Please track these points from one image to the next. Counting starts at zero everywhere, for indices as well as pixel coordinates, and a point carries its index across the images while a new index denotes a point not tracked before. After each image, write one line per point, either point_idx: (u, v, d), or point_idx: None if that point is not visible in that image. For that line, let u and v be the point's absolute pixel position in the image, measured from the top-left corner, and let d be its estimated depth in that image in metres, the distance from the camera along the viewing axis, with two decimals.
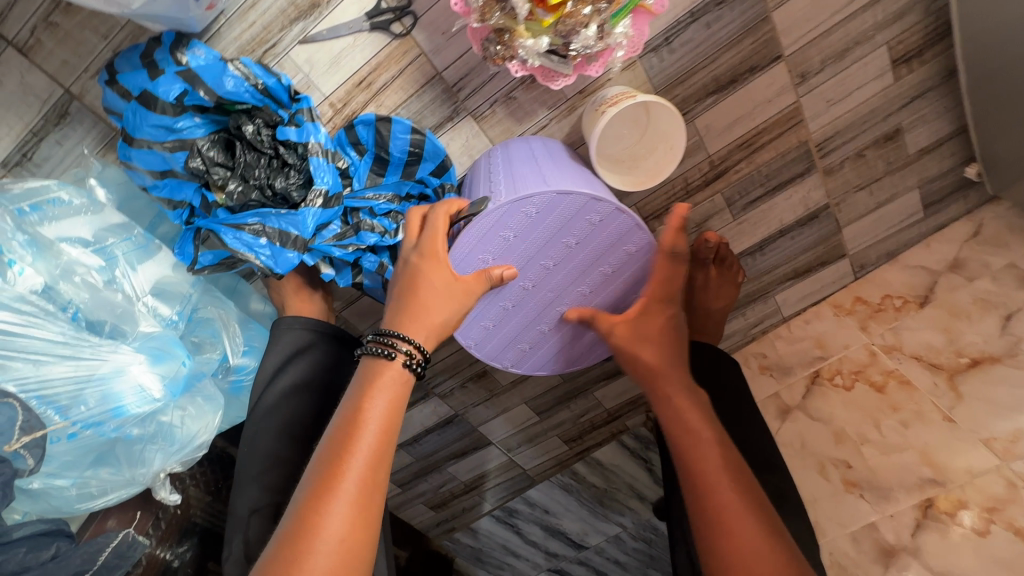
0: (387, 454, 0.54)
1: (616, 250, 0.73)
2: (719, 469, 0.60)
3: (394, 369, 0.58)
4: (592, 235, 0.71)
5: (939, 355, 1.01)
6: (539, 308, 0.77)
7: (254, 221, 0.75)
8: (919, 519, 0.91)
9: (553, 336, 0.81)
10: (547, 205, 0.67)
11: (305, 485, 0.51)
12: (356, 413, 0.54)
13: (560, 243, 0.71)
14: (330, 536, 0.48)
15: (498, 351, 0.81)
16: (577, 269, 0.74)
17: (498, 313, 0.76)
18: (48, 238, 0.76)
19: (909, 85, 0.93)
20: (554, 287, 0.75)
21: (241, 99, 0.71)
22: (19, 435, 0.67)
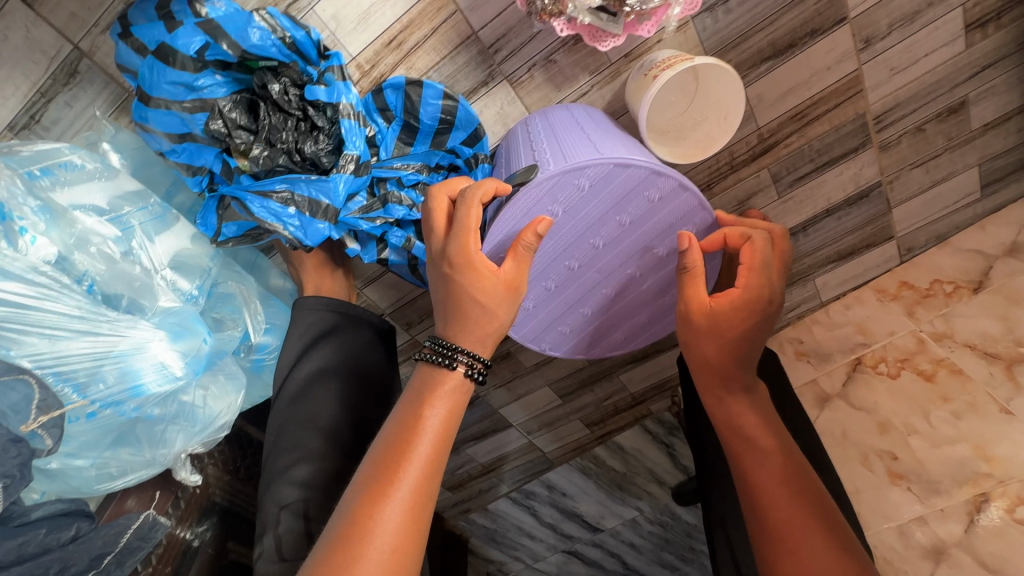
0: (441, 467, 0.50)
1: (672, 232, 0.68)
2: (777, 482, 0.61)
3: (454, 380, 0.53)
4: (649, 213, 0.65)
5: (995, 344, 0.96)
6: (584, 291, 0.73)
7: (282, 187, 0.69)
8: (971, 514, 0.88)
9: (596, 320, 0.77)
10: (603, 177, 0.61)
11: (357, 490, 0.47)
12: (416, 419, 0.51)
13: (613, 221, 0.65)
14: (381, 546, 0.45)
15: (536, 334, 0.76)
16: (629, 249, 0.69)
17: (541, 294, 0.71)
18: (61, 205, 0.71)
19: (981, 53, 0.86)
20: (603, 269, 0.70)
21: (267, 54, 0.65)
22: (36, 414, 0.62)
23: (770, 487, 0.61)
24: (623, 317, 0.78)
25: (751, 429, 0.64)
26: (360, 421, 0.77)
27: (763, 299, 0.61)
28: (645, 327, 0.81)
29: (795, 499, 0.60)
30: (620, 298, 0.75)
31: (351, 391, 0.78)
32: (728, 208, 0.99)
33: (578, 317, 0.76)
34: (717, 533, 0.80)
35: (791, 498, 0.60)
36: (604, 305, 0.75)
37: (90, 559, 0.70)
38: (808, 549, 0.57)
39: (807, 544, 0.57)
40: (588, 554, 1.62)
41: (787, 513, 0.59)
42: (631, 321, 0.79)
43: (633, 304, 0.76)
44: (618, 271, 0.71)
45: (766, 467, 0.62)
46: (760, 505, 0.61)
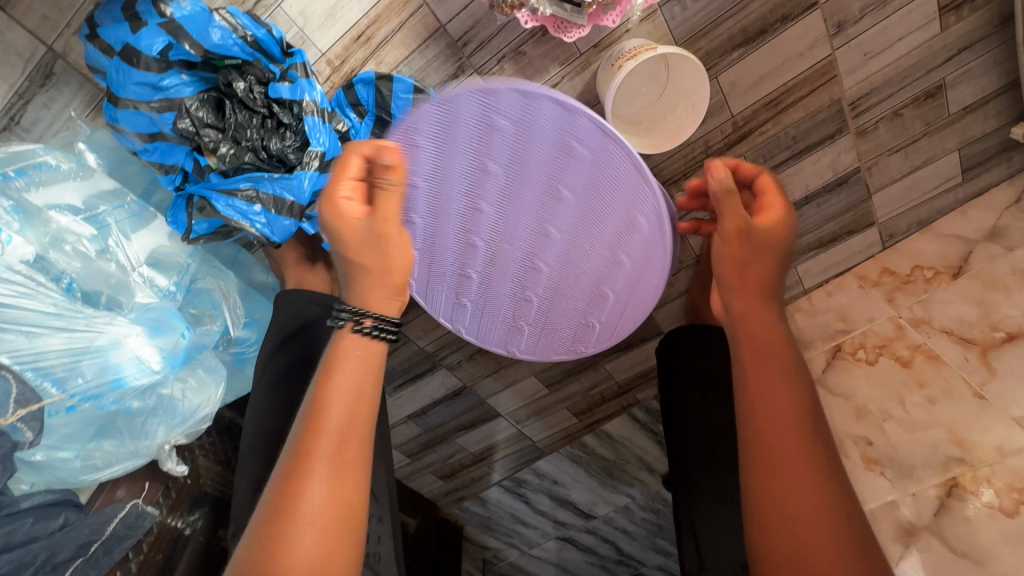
0: (358, 430, 0.50)
1: (546, 167, 0.60)
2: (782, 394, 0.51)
3: (349, 340, 0.53)
4: (505, 153, 0.59)
5: (972, 329, 0.97)
6: (507, 266, 0.72)
7: (246, 186, 0.71)
8: (943, 498, 0.89)
9: (545, 292, 0.74)
10: (441, 131, 0.58)
11: (278, 474, 0.48)
12: (322, 394, 0.50)
13: (482, 164, 0.61)
14: (310, 521, 0.46)
15: (485, 325, 0.81)
16: (519, 207, 0.65)
17: (466, 278, 0.74)
18: (35, 205, 0.73)
19: (956, 36, 0.85)
20: (506, 219, 0.66)
21: (229, 53, 0.66)
22: (14, 408, 0.64)
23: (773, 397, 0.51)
24: (576, 280, 0.72)
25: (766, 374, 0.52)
26: None
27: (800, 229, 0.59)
28: (615, 294, 0.73)
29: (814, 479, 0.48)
30: (551, 263, 0.71)
31: None
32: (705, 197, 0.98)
33: (522, 296, 0.76)
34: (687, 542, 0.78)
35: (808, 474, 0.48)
36: (543, 264, 0.71)
37: (76, 547, 0.72)
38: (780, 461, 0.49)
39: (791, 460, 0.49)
40: (582, 540, 1.66)
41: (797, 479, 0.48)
42: (597, 278, 0.72)
43: (574, 265, 0.70)
44: (525, 232, 0.67)
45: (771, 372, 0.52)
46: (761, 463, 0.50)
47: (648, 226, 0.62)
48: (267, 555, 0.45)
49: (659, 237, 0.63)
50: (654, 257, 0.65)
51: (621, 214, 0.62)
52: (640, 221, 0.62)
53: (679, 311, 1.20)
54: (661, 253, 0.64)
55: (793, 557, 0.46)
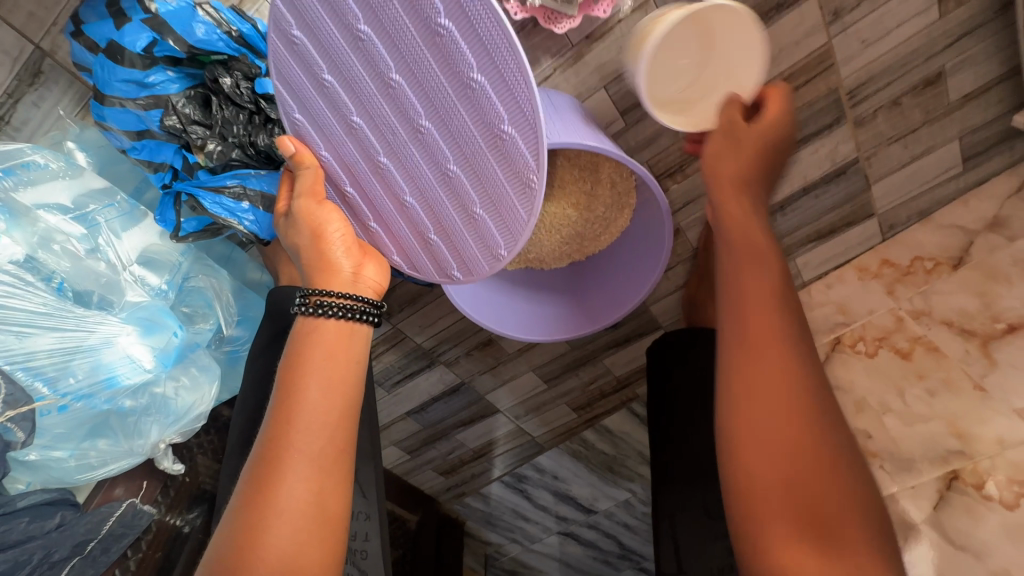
0: (327, 412, 0.56)
1: (341, 30, 0.52)
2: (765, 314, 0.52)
3: (331, 326, 0.60)
4: (320, 41, 0.54)
5: (972, 320, 0.96)
6: (416, 172, 0.60)
7: (234, 183, 0.70)
8: (942, 491, 0.89)
9: (464, 177, 0.57)
10: (293, 91, 0.59)
11: (253, 471, 0.54)
12: (293, 385, 0.56)
13: (329, 87, 0.57)
14: (287, 510, 0.52)
15: (466, 263, 0.66)
16: (367, 93, 0.56)
17: (411, 212, 0.64)
18: (24, 205, 0.72)
19: (956, 21, 0.83)
20: (385, 127, 0.58)
21: (214, 48, 0.66)
22: (4, 409, 0.64)
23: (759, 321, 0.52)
24: (460, 126, 0.54)
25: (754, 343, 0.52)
26: None
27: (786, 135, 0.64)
28: (510, 123, 0.51)
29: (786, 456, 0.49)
30: (439, 144, 0.56)
31: None
32: (702, 189, 0.97)
33: (459, 202, 0.60)
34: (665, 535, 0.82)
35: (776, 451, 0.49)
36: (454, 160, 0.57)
37: (73, 546, 0.73)
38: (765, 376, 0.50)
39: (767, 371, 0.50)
40: (584, 535, 1.66)
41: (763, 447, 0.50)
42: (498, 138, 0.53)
43: (442, 112, 0.54)
44: (392, 123, 0.57)
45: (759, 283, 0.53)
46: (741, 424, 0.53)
47: (448, 12, 0.47)
48: (248, 543, 0.51)
49: (467, 3, 0.46)
50: (486, 36, 0.47)
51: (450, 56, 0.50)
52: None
53: (677, 305, 1.19)
54: (486, 20, 0.46)
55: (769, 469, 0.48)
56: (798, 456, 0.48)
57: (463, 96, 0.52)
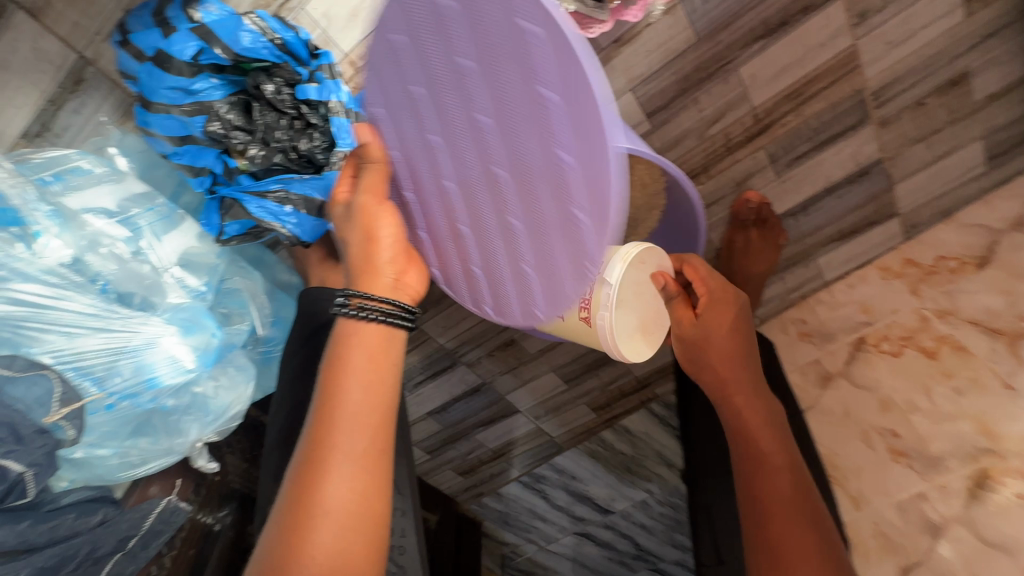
0: (369, 413, 0.58)
1: (447, 54, 0.49)
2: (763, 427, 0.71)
3: (370, 329, 0.61)
4: (421, 54, 0.52)
5: (999, 319, 0.96)
6: (474, 211, 0.58)
7: (277, 187, 0.72)
8: (972, 489, 0.89)
9: (522, 237, 0.55)
10: (382, 88, 0.58)
11: (298, 470, 0.55)
12: (336, 385, 0.58)
13: (416, 102, 0.56)
14: (331, 510, 0.53)
15: (502, 302, 0.66)
16: (451, 118, 0.53)
17: (460, 243, 0.63)
18: (71, 209, 0.74)
19: (982, 22, 0.83)
20: (457, 162, 0.56)
21: (258, 56, 0.67)
22: (59, 406, 0.66)
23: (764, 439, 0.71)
24: (532, 195, 0.51)
25: (764, 445, 0.70)
26: None
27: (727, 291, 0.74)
28: (583, 216, 0.48)
29: (799, 517, 0.64)
30: (506, 200, 0.54)
31: None
32: (725, 190, 0.99)
33: (510, 254, 0.58)
34: (704, 529, 0.84)
35: (794, 520, 0.64)
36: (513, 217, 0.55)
37: (117, 540, 0.74)
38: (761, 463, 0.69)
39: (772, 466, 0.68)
40: (601, 535, 1.67)
41: (787, 531, 0.63)
42: (563, 220, 0.50)
43: (524, 177, 0.50)
44: (469, 164, 0.55)
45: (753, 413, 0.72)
46: (760, 519, 0.65)
47: (562, 89, 0.43)
48: (295, 542, 0.52)
49: (584, 81, 0.41)
50: (592, 130, 0.42)
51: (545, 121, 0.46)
52: (550, 56, 0.42)
53: None
54: (593, 111, 0.42)
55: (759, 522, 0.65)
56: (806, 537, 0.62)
57: (547, 170, 0.48)
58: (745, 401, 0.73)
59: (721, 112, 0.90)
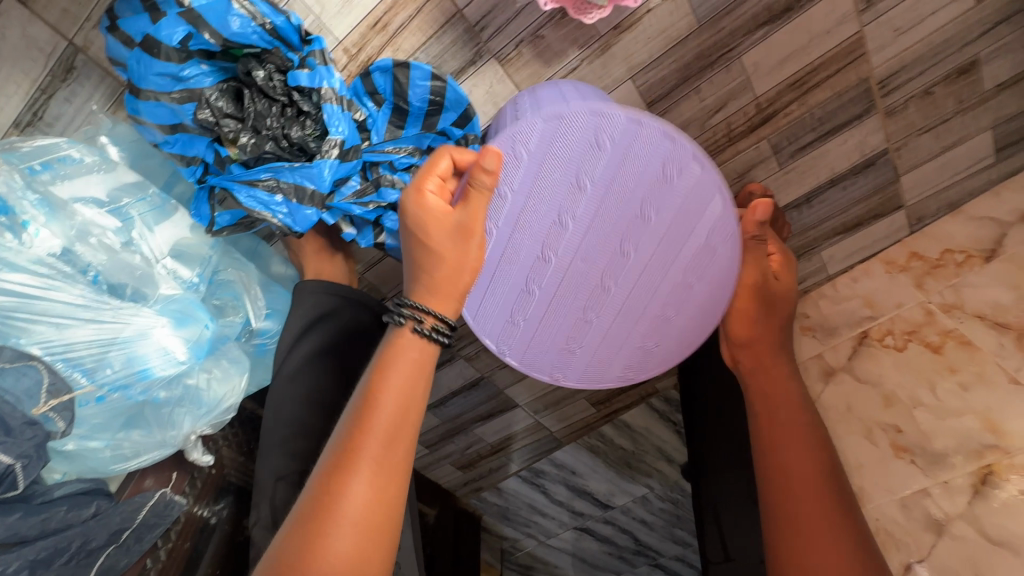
0: (406, 424, 0.55)
1: (645, 180, 0.69)
2: (790, 407, 0.72)
3: (413, 341, 0.58)
4: (608, 165, 0.67)
5: (1007, 314, 0.94)
6: (574, 281, 0.76)
7: (267, 176, 0.71)
8: (976, 486, 0.88)
9: (609, 312, 0.78)
10: (545, 150, 0.66)
11: (324, 461, 0.53)
12: (375, 388, 0.55)
13: (574, 188, 0.69)
14: (347, 512, 0.50)
15: (529, 347, 0.81)
16: (603, 213, 0.71)
17: (527, 299, 0.77)
18: (61, 198, 0.73)
19: (992, 8, 0.81)
20: (582, 245, 0.73)
21: (248, 42, 0.66)
22: (47, 397, 0.65)
23: (789, 416, 0.72)
24: (640, 289, 0.77)
25: (786, 409, 0.72)
26: None
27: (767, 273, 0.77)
28: (670, 310, 0.79)
29: (819, 493, 0.66)
30: (617, 283, 0.76)
31: (349, 364, 0.83)
32: (727, 181, 0.97)
33: (579, 319, 0.79)
34: (710, 525, 0.84)
35: (814, 491, 0.66)
36: (608, 295, 0.77)
37: (109, 534, 0.74)
38: (789, 442, 0.70)
39: (796, 439, 0.70)
40: (601, 531, 1.66)
41: (806, 506, 0.65)
42: (652, 309, 0.78)
43: (638, 279, 0.76)
44: (598, 252, 0.74)
45: (775, 392, 0.74)
46: (778, 487, 0.67)
47: (700, 246, 0.74)
48: (307, 540, 0.48)
49: (710, 250, 0.74)
50: (705, 270, 0.75)
51: (683, 248, 0.74)
52: (705, 236, 0.73)
53: None
54: (713, 267, 0.75)
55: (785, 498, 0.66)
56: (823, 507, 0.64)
57: (661, 281, 0.76)
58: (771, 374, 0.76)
59: (722, 101, 0.88)
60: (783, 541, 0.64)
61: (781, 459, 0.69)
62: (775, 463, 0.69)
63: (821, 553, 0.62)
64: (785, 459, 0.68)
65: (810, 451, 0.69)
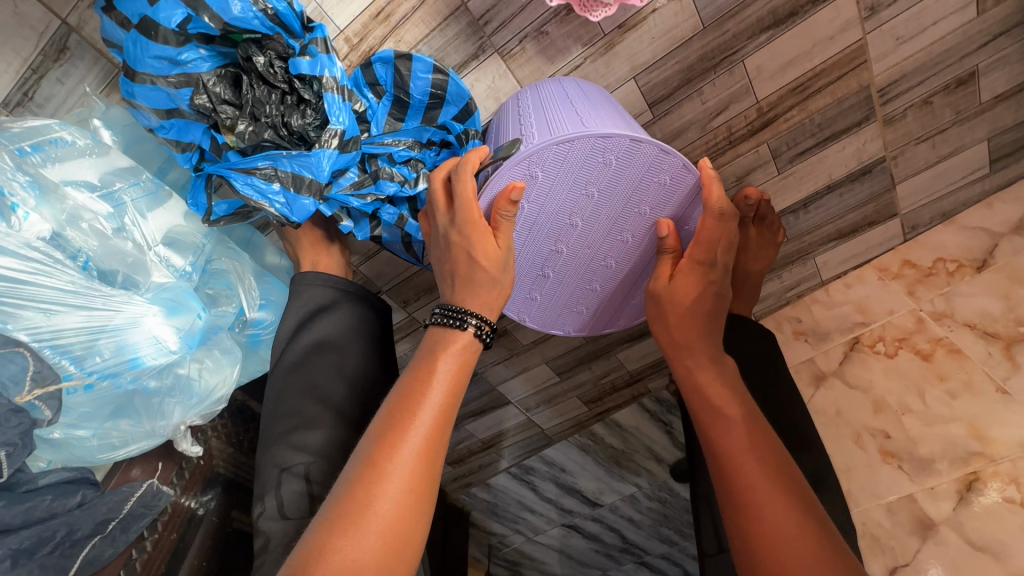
0: (453, 409, 0.56)
1: (646, 185, 0.69)
2: (719, 384, 0.69)
3: (463, 340, 0.60)
4: (615, 175, 0.67)
5: (995, 323, 0.95)
6: (581, 271, 0.78)
7: (265, 165, 0.70)
8: (961, 492, 0.89)
9: (615, 291, 0.81)
10: (553, 163, 0.64)
11: (373, 434, 0.53)
12: (428, 372, 0.57)
13: (582, 195, 0.69)
14: (397, 482, 0.50)
15: (547, 319, 0.84)
16: (607, 217, 0.71)
17: (541, 282, 0.78)
18: (52, 181, 0.72)
19: (993, 20, 0.82)
20: (591, 244, 0.74)
21: (249, 26, 0.64)
22: (32, 385, 0.64)
23: (719, 394, 0.68)
24: (640, 271, 0.79)
25: (716, 398, 0.68)
26: (363, 388, 0.81)
27: (709, 263, 0.70)
28: None
29: (767, 472, 0.61)
30: (621, 269, 0.78)
31: (348, 362, 0.81)
32: (726, 184, 0.97)
33: (591, 299, 0.82)
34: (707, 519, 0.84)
35: (762, 471, 0.61)
36: (611, 277, 0.79)
37: (95, 524, 0.73)
38: (727, 420, 0.66)
39: (731, 417, 0.66)
40: (588, 528, 1.67)
41: (757, 484, 0.60)
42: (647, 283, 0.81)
43: (639, 263, 0.78)
44: (604, 246, 0.75)
45: (703, 368, 0.70)
46: (726, 472, 0.63)
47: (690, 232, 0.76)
48: (353, 507, 0.48)
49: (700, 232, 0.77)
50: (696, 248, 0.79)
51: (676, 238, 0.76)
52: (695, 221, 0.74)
53: None
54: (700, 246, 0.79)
55: (736, 480, 0.62)
56: (774, 486, 0.60)
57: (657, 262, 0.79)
58: (699, 363, 0.70)
59: (724, 104, 0.88)
60: (746, 530, 0.59)
61: (721, 441, 0.65)
62: (720, 447, 0.65)
63: (779, 529, 0.57)
64: (727, 439, 0.64)
65: (751, 431, 0.65)
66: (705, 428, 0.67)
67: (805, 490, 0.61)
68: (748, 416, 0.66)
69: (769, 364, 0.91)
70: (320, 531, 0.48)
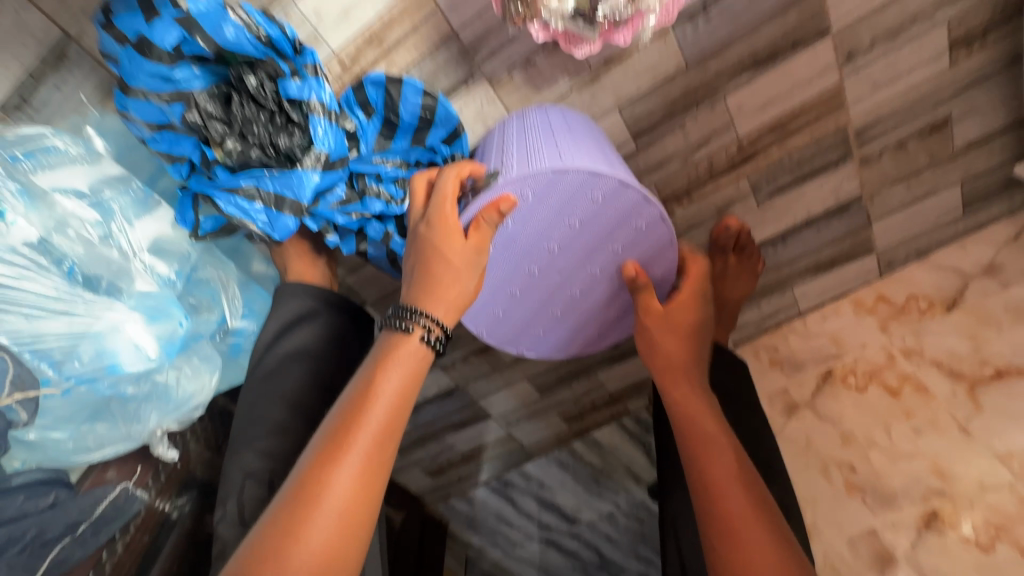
0: (395, 426, 0.57)
1: (626, 226, 0.72)
2: (705, 411, 0.72)
3: (411, 345, 0.61)
4: (596, 212, 0.70)
5: (963, 362, 0.98)
6: (546, 294, 0.79)
7: (248, 184, 0.73)
8: (921, 527, 0.92)
9: (574, 317, 0.84)
10: (543, 189, 0.66)
11: (312, 454, 0.54)
12: (370, 388, 0.57)
13: (563, 224, 0.71)
14: (333, 505, 0.51)
15: (504, 336, 0.85)
16: (583, 248, 0.74)
17: (507, 300, 0.79)
18: (41, 188, 0.73)
19: (966, 72, 0.85)
20: (562, 270, 0.76)
21: (242, 50, 0.67)
22: (10, 389, 0.65)
23: (709, 421, 0.71)
24: (601, 302, 0.82)
25: (705, 423, 0.71)
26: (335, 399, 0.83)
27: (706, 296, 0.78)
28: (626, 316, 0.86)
29: (750, 497, 0.63)
30: (584, 297, 0.81)
31: (325, 372, 0.83)
32: (706, 216, 0.99)
33: (549, 322, 0.84)
34: (670, 546, 0.85)
35: (745, 497, 0.63)
36: (573, 304, 0.82)
37: (65, 526, 0.72)
38: (714, 445, 0.69)
39: (717, 443, 0.69)
40: (566, 545, 1.63)
41: (742, 509, 0.63)
42: (603, 314, 0.84)
43: (603, 294, 0.81)
44: (573, 274, 0.77)
45: (694, 395, 0.74)
46: (711, 493, 0.65)
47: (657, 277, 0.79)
48: (287, 531, 0.49)
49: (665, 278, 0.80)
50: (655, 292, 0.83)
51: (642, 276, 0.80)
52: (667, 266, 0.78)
53: None
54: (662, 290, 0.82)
55: (717, 504, 0.64)
56: (754, 512, 0.62)
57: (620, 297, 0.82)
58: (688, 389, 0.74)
59: (706, 137, 0.90)
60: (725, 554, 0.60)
61: (705, 464, 0.67)
62: (704, 470, 0.67)
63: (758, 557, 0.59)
64: (711, 463, 0.67)
65: (733, 458, 0.67)
66: (689, 451, 0.70)
67: (782, 522, 0.63)
68: (732, 446, 0.69)
69: (740, 392, 0.93)
70: (255, 553, 0.49)
